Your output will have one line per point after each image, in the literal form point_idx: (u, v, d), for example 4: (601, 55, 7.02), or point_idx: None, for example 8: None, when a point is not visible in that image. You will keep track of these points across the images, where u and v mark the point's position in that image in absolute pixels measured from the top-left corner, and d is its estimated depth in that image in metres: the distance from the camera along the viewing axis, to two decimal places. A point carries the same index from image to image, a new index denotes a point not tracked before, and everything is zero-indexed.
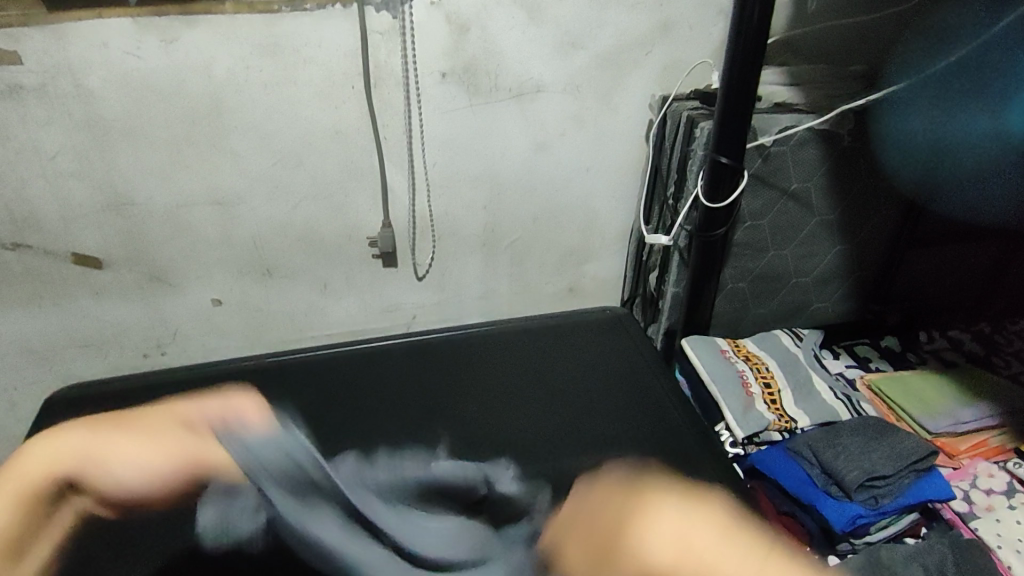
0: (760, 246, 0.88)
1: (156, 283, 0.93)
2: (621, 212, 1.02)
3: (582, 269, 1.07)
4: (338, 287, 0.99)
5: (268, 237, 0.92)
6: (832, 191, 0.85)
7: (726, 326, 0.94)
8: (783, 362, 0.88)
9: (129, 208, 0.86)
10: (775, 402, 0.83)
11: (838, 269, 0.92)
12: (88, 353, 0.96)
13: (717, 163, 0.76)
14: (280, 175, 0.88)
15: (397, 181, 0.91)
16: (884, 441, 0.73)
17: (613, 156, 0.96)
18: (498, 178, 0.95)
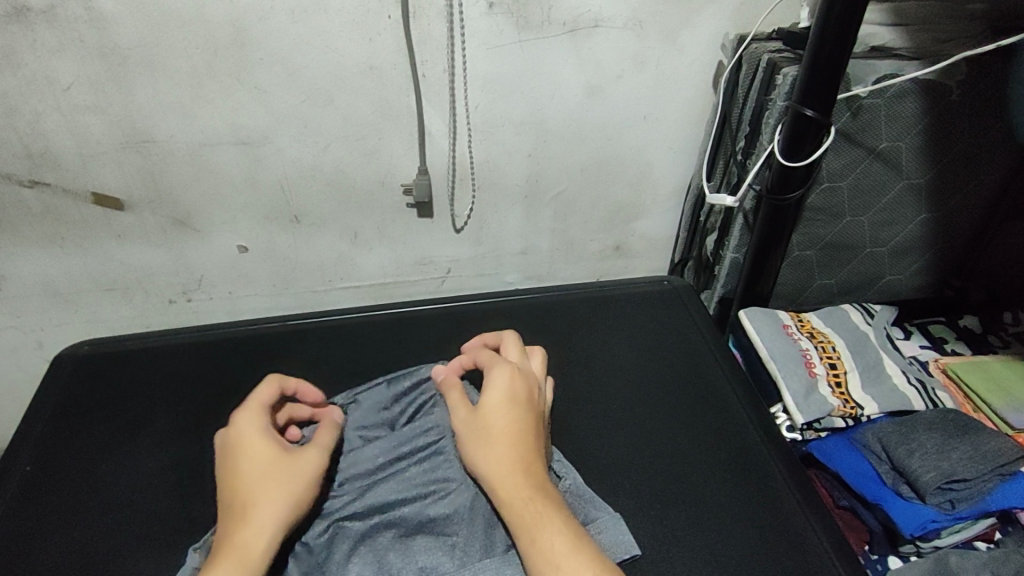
0: (835, 211, 0.79)
1: (180, 228, 0.88)
2: (678, 167, 0.93)
3: (630, 226, 0.98)
4: (369, 237, 0.93)
5: (295, 182, 0.86)
6: (926, 152, 0.75)
7: (788, 298, 0.86)
8: (851, 340, 0.78)
9: (149, 145, 0.80)
10: (840, 386, 0.74)
11: (918, 240, 0.83)
12: (113, 296, 0.92)
13: (802, 116, 0.67)
14: (308, 114, 0.81)
15: (436, 124, 0.84)
16: (965, 440, 0.65)
17: (675, 103, 0.86)
18: (544, 124, 0.86)
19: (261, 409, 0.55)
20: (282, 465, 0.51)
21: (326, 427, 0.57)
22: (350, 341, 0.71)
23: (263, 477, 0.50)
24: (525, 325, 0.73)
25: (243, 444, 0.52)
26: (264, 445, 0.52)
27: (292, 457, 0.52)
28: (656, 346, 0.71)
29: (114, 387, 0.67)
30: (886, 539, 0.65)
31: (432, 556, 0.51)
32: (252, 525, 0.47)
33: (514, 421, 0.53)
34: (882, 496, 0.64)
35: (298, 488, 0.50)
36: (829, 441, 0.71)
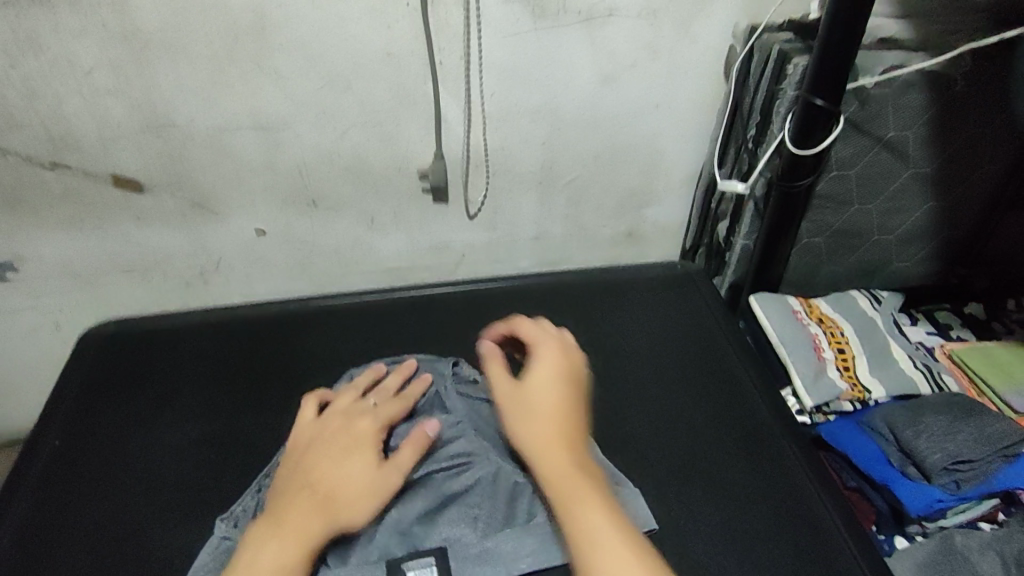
0: (843, 199, 0.80)
1: (199, 212, 0.89)
2: (689, 155, 0.94)
3: (641, 213, 1.00)
4: (384, 222, 0.94)
5: (313, 167, 0.87)
6: (932, 142, 0.77)
7: (797, 284, 0.88)
8: (859, 326, 0.80)
9: (169, 129, 0.81)
10: (848, 370, 0.75)
11: (925, 227, 0.85)
12: (131, 278, 0.93)
13: (812, 106, 0.69)
14: (326, 100, 0.82)
15: (452, 111, 0.85)
16: (971, 422, 0.67)
17: (687, 92, 0.88)
18: (558, 111, 0.87)
19: (382, 424, 0.57)
20: (372, 478, 0.53)
21: (415, 443, 0.55)
22: (370, 321, 0.73)
23: (353, 483, 0.52)
24: (541, 308, 0.75)
25: (354, 445, 0.55)
26: (367, 454, 0.54)
27: (383, 472, 0.53)
28: (669, 330, 0.72)
29: (140, 365, 0.68)
30: (893, 519, 0.66)
31: (456, 528, 0.54)
32: (313, 517, 0.50)
33: (563, 398, 0.55)
34: (890, 478, 0.65)
35: (360, 492, 0.52)
36: (837, 424, 0.71)
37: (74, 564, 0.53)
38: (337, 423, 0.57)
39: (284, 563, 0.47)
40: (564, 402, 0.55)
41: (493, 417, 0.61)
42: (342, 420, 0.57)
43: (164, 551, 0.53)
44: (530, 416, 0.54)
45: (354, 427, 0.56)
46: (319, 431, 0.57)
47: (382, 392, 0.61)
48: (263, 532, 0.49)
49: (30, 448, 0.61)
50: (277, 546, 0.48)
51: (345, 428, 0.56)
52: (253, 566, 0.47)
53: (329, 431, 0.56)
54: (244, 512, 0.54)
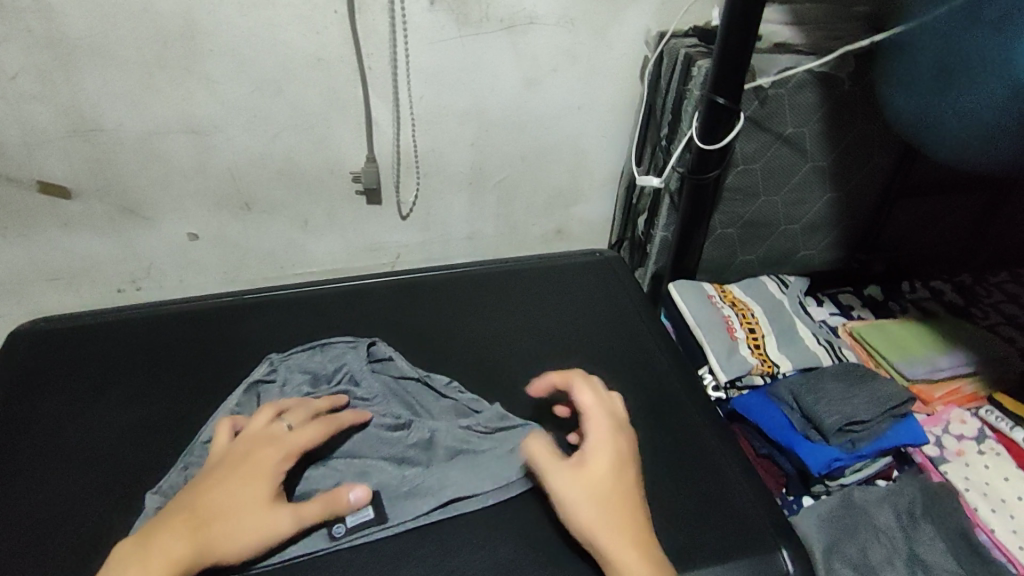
0: (751, 190, 0.87)
1: (129, 216, 0.89)
2: (612, 154, 1.00)
3: (569, 210, 1.05)
4: (319, 224, 0.96)
5: (246, 170, 0.89)
6: (826, 137, 0.84)
7: (713, 272, 0.94)
8: (767, 307, 0.86)
9: (97, 133, 0.81)
10: (758, 347, 0.81)
11: (826, 216, 0.92)
12: (58, 286, 0.92)
13: (715, 104, 0.75)
14: (257, 103, 0.84)
15: (382, 114, 0.88)
16: (863, 388, 0.72)
17: (606, 94, 0.93)
18: (485, 114, 0.91)
19: (291, 454, 0.54)
20: (262, 515, 0.50)
21: (326, 498, 0.53)
22: (303, 310, 0.74)
23: (238, 516, 0.50)
24: (469, 296, 0.78)
25: (253, 473, 0.52)
26: (264, 485, 0.52)
27: (277, 513, 0.51)
28: (589, 312, 0.76)
29: (68, 361, 0.68)
30: (800, 481, 0.71)
31: (384, 476, 0.58)
32: (188, 546, 0.48)
33: (625, 484, 0.50)
34: (794, 441, 0.70)
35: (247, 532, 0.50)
36: (748, 396, 0.77)
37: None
38: (243, 445, 0.54)
39: None
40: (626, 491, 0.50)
41: (408, 388, 0.66)
42: (253, 441, 0.55)
43: (90, 534, 0.53)
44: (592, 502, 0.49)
45: (259, 456, 0.53)
46: (225, 454, 0.54)
47: (299, 411, 0.58)
48: (133, 557, 0.47)
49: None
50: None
51: (250, 452, 0.54)
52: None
53: (234, 452, 0.54)
54: (173, 488, 0.55)
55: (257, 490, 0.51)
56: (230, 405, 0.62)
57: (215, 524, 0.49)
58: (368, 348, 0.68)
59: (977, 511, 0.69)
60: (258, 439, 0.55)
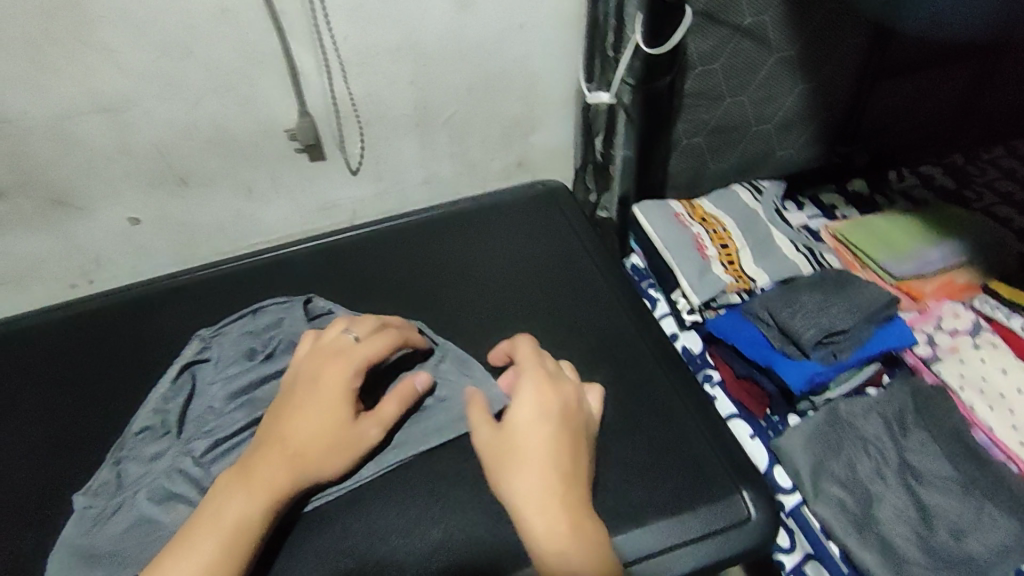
0: (714, 94, 0.80)
1: (61, 209, 0.84)
2: (564, 72, 0.92)
3: (528, 139, 0.98)
4: (264, 190, 0.91)
5: (173, 143, 0.83)
6: (790, 22, 0.76)
7: (684, 187, 0.89)
8: (741, 218, 0.80)
9: (3, 126, 0.76)
10: (732, 263, 0.76)
11: (800, 111, 0.85)
12: (8, 290, 0.89)
13: (657, 2, 0.67)
14: (168, 70, 0.77)
15: (306, 63, 0.81)
16: (842, 293, 0.68)
17: (548, 6, 0.85)
18: (419, 47, 0.84)
19: (359, 368, 0.55)
20: (344, 431, 0.53)
21: (399, 395, 0.55)
22: (233, 290, 0.73)
23: (322, 440, 0.52)
24: (412, 248, 0.74)
25: (331, 391, 0.54)
26: (342, 406, 0.53)
27: (358, 426, 0.53)
28: (544, 248, 0.73)
29: (0, 385, 0.66)
30: (784, 400, 0.68)
31: None
32: (286, 469, 0.50)
33: (546, 438, 0.49)
34: (773, 360, 0.66)
35: (339, 451, 0.52)
36: (723, 317, 0.72)
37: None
38: (318, 363, 0.56)
39: (249, 518, 0.48)
40: (548, 448, 0.49)
41: None
42: (319, 363, 0.56)
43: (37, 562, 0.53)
44: (499, 469, 0.49)
45: (329, 373, 0.54)
46: (302, 373, 0.56)
47: (364, 324, 0.59)
48: (233, 489, 0.49)
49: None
50: (247, 505, 0.49)
51: (323, 370, 0.55)
52: (229, 522, 0.48)
53: (311, 370, 0.56)
54: (104, 485, 0.56)
55: (336, 407, 0.53)
56: (160, 391, 0.61)
57: (311, 448, 0.51)
58: (304, 306, 0.66)
59: (972, 410, 0.65)
60: (330, 357, 0.56)
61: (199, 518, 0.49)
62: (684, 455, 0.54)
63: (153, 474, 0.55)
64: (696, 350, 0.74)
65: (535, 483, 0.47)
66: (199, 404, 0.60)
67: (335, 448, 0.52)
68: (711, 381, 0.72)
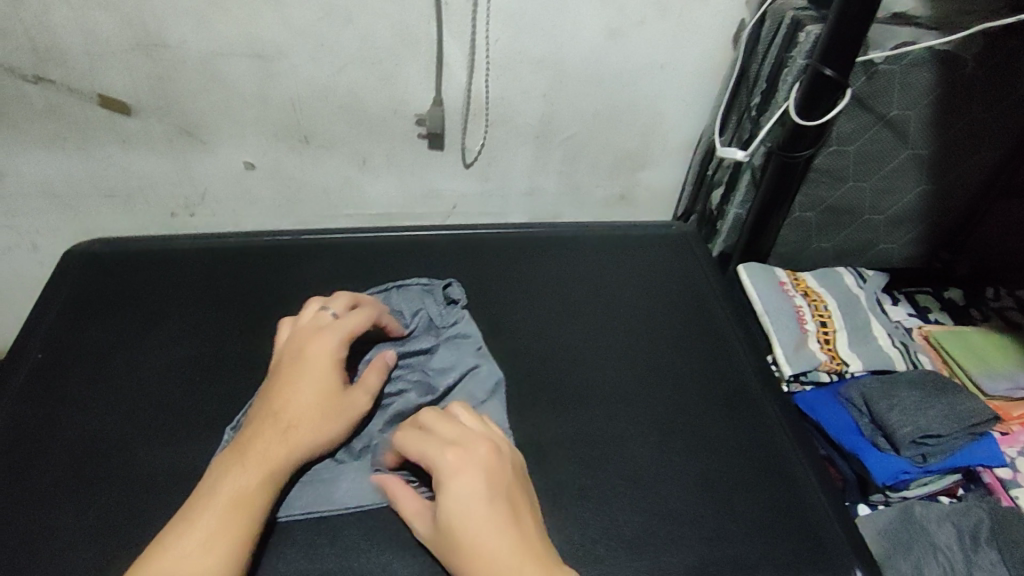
0: (840, 174, 0.81)
1: (187, 139, 0.86)
2: (690, 120, 0.93)
3: (636, 175, 0.99)
4: (377, 164, 0.93)
5: (308, 102, 0.85)
6: (933, 123, 0.77)
7: (784, 257, 0.89)
8: (843, 301, 0.80)
9: (160, 50, 0.78)
10: (828, 343, 0.77)
11: (915, 210, 0.86)
12: (112, 204, 0.91)
13: (820, 75, 0.68)
14: (326, 33, 0.79)
15: (454, 56, 0.83)
16: (942, 398, 0.68)
17: (693, 55, 0.86)
18: (562, 65, 0.86)
19: (343, 342, 0.57)
20: (335, 399, 0.54)
21: (377, 365, 0.57)
22: (345, 257, 0.73)
23: (318, 406, 0.53)
24: (528, 258, 0.74)
25: (318, 366, 0.55)
26: (329, 374, 0.55)
27: (347, 393, 0.55)
28: (660, 284, 0.73)
29: (114, 297, 0.67)
30: (859, 488, 0.68)
31: None
32: (278, 439, 0.51)
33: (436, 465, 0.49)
34: (860, 447, 0.67)
35: (331, 423, 0.53)
36: (814, 394, 0.73)
37: (41, 479, 0.53)
38: (293, 346, 0.57)
39: (247, 488, 0.48)
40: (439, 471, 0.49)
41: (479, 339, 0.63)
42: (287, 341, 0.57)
43: (130, 479, 0.53)
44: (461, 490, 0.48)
45: (315, 350, 0.56)
46: (283, 357, 0.58)
47: (342, 304, 0.60)
48: (229, 464, 0.50)
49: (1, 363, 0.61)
50: (245, 478, 0.49)
51: (302, 350, 0.56)
52: (229, 494, 0.48)
53: (294, 350, 0.57)
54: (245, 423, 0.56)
55: (325, 380, 0.55)
56: None
57: (303, 418, 0.53)
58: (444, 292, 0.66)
59: None
60: (294, 342, 0.58)
61: (195, 495, 0.48)
62: (778, 522, 0.54)
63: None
64: None
65: (461, 499, 0.47)
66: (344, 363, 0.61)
67: (327, 419, 0.53)
68: None
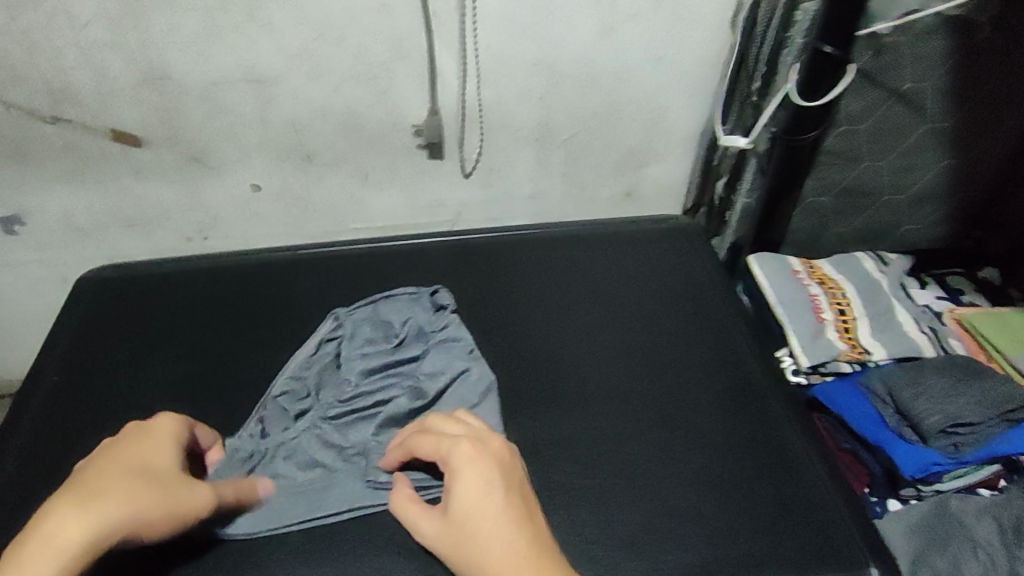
0: (853, 155, 0.77)
1: (196, 166, 0.89)
2: (694, 111, 0.91)
3: (643, 171, 0.97)
4: (381, 177, 0.93)
5: (308, 121, 0.86)
6: (949, 94, 0.73)
7: (800, 245, 0.86)
8: (863, 287, 0.76)
9: (164, 82, 0.80)
10: (848, 331, 0.73)
11: (939, 187, 0.81)
12: (131, 233, 0.94)
13: (820, 53, 0.66)
14: (320, 53, 0.80)
15: (447, 65, 0.83)
16: (973, 383, 0.64)
17: (692, 45, 0.84)
18: (557, 65, 0.85)
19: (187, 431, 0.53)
20: (176, 485, 0.48)
21: (238, 484, 0.53)
22: (340, 270, 0.73)
23: (156, 480, 0.48)
24: (524, 262, 0.73)
25: (165, 448, 0.50)
26: (176, 459, 0.50)
27: (192, 486, 0.49)
28: (663, 280, 0.71)
29: (123, 321, 0.69)
30: (887, 483, 0.64)
31: None
32: (108, 498, 0.45)
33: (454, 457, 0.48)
34: (886, 440, 0.63)
35: (163, 505, 0.47)
36: (832, 384, 0.69)
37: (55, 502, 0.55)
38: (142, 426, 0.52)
39: (62, 541, 0.42)
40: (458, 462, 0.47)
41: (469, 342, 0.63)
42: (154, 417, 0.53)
43: None
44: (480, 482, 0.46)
45: (162, 429, 0.52)
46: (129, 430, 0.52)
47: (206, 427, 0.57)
48: (64, 502, 0.44)
49: (18, 391, 0.64)
50: (65, 527, 0.43)
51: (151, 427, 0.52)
52: (45, 536, 0.42)
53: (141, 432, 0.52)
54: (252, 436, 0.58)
55: (172, 465, 0.50)
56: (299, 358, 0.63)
57: (134, 483, 0.47)
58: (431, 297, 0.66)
59: None
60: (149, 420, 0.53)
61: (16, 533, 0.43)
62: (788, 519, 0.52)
63: (296, 437, 0.58)
64: None
65: (476, 491, 0.46)
66: (337, 374, 0.62)
67: (161, 495, 0.47)
68: None
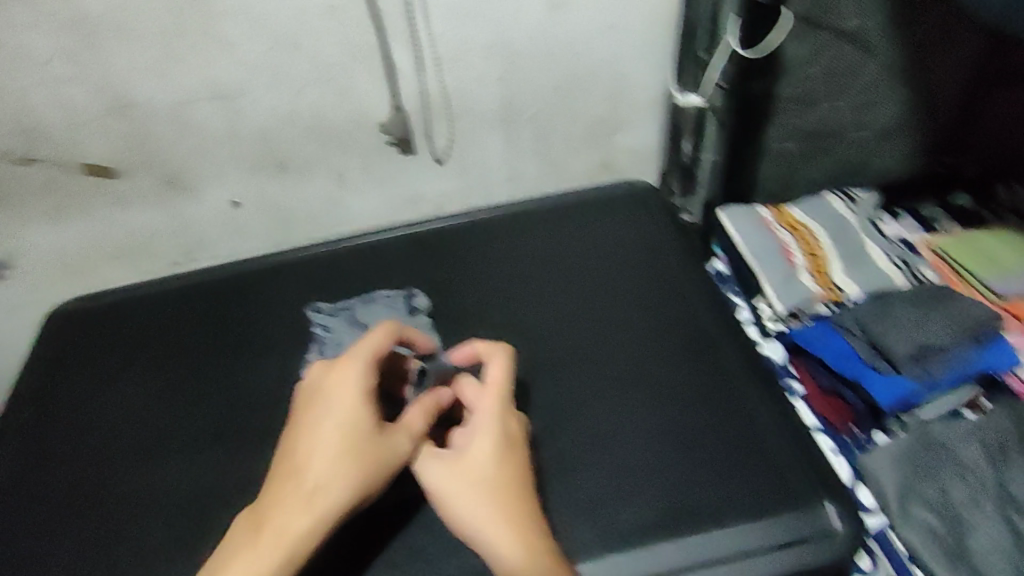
0: (810, 99, 0.78)
1: (175, 189, 0.91)
2: (653, 74, 0.92)
3: (613, 141, 0.98)
4: (356, 178, 0.95)
5: (276, 131, 0.88)
6: (894, 26, 0.73)
7: (771, 196, 0.87)
8: (832, 229, 0.78)
9: (131, 110, 0.82)
10: (821, 273, 0.74)
11: (901, 120, 0.81)
12: (121, 263, 0.97)
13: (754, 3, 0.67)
14: (278, 63, 0.82)
15: (403, 59, 0.84)
16: (940, 308, 0.66)
17: (641, 9, 0.85)
18: (511, 45, 0.86)
19: (371, 366, 0.53)
20: (373, 444, 0.50)
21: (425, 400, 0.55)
22: (323, 276, 0.76)
23: (341, 442, 0.49)
24: (495, 249, 0.76)
25: (347, 400, 0.51)
26: (363, 411, 0.51)
27: (387, 438, 0.51)
28: (632, 249, 0.73)
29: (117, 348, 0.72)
30: (870, 416, 0.66)
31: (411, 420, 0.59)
32: (312, 492, 0.48)
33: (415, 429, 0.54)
34: (861, 373, 0.65)
35: (365, 471, 0.49)
36: (809, 327, 0.70)
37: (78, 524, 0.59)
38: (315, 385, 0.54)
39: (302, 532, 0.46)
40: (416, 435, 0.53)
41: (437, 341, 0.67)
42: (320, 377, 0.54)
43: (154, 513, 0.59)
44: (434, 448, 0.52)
45: (331, 383, 0.52)
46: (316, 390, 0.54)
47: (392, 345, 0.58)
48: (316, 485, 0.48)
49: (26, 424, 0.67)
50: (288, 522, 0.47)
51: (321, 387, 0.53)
52: (272, 531, 0.47)
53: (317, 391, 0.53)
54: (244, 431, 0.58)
55: (356, 417, 0.51)
56: None
57: (330, 462, 0.49)
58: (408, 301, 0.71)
59: None
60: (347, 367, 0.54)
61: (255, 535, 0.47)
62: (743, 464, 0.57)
63: None
64: (779, 359, 0.71)
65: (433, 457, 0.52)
66: None
67: (361, 458, 0.49)
68: (796, 392, 0.70)
